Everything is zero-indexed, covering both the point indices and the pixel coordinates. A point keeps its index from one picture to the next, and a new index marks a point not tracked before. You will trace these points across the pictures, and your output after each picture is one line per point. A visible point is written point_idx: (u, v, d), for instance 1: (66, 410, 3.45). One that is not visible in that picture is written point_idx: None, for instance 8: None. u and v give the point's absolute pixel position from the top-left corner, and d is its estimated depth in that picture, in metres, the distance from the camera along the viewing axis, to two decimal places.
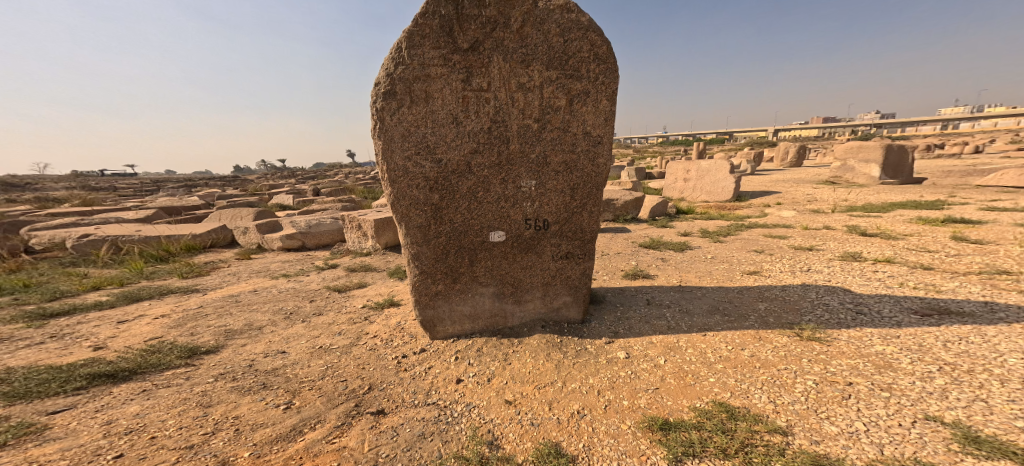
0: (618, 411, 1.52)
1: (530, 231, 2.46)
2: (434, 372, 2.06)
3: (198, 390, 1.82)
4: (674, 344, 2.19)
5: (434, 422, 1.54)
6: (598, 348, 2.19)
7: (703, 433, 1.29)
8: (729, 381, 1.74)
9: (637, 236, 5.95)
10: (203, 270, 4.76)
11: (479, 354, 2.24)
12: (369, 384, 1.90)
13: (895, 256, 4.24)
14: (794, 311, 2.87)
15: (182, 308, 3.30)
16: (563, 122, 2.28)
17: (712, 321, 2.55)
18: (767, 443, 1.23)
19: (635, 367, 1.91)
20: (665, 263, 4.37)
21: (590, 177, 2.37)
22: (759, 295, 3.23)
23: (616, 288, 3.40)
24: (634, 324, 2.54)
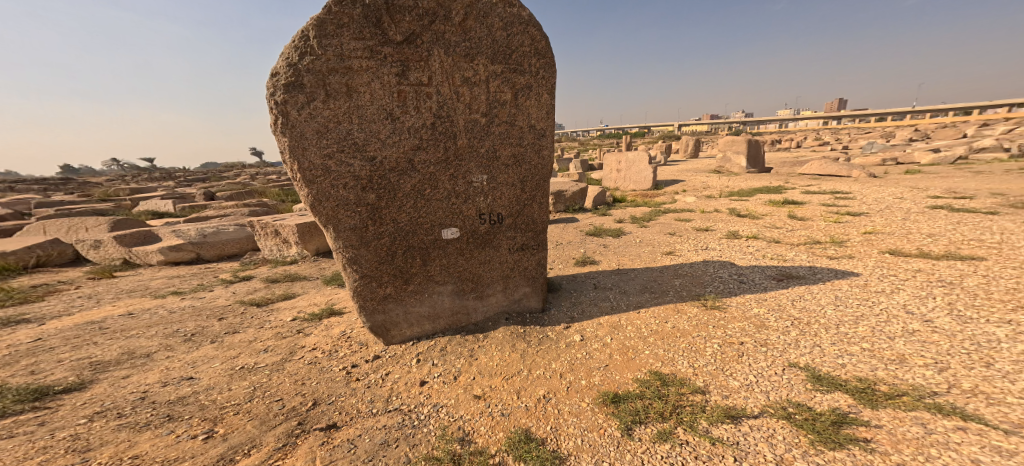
0: (578, 391, 1.66)
1: (485, 225, 2.44)
2: (393, 377, 1.97)
3: (65, 435, 1.43)
4: (617, 322, 2.45)
5: (397, 428, 1.48)
6: (560, 334, 2.32)
7: (647, 401, 1.51)
8: (659, 351, 2.02)
9: (578, 225, 6.37)
10: (35, 296, 3.61)
11: (442, 353, 2.19)
12: (313, 400, 1.72)
13: (757, 233, 5.37)
14: (700, 284, 3.44)
15: (10, 344, 2.48)
16: (509, 115, 2.26)
17: (643, 299, 2.92)
18: (692, 403, 1.50)
19: (589, 349, 2.09)
20: (603, 249, 4.78)
21: (537, 170, 2.42)
22: (675, 272, 3.78)
23: (568, 277, 3.62)
24: (586, 307, 2.76)
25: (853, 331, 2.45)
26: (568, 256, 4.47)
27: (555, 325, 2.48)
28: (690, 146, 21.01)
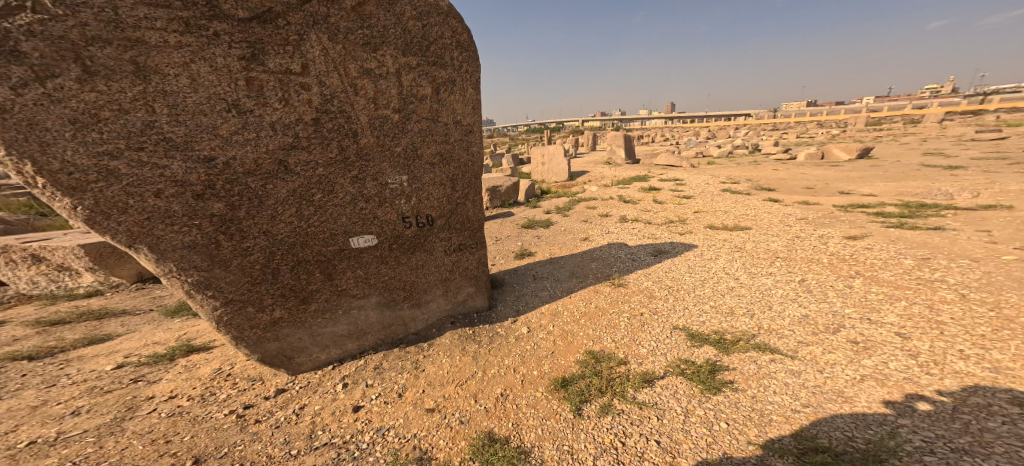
0: (532, 382, 2.02)
1: (412, 229, 2.44)
2: (315, 408, 1.97)
3: None
4: (555, 310, 2.83)
5: (339, 461, 1.59)
6: (509, 331, 2.62)
7: (588, 382, 1.96)
8: (589, 332, 2.46)
9: (509, 219, 6.66)
10: None
11: (380, 370, 2.26)
12: (192, 456, 1.61)
13: (637, 215, 6.45)
14: (608, 265, 3.99)
15: None
16: (432, 112, 2.27)
17: (569, 284, 3.34)
18: (618, 376, 1.99)
19: (536, 340, 2.45)
20: (534, 241, 5.14)
21: (465, 166, 2.54)
22: (590, 256, 4.28)
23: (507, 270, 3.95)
24: (528, 298, 3.10)
25: (704, 292, 3.22)
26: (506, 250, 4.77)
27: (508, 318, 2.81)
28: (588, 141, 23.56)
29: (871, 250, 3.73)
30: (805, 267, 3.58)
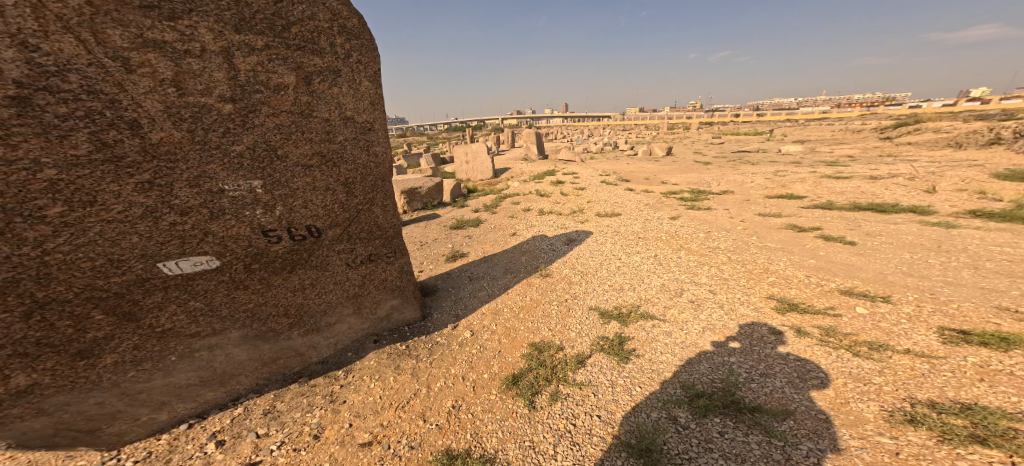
0: (485, 385, 3.57)
1: (300, 243, 3.36)
2: (216, 456, 2.81)
3: None
4: (496, 311, 4.97)
5: None
6: (451, 357, 3.99)
7: (534, 377, 3.64)
8: (530, 325, 4.63)
9: (439, 243, 7.68)
10: None
11: (285, 404, 3.31)
12: None
13: (550, 207, 10.47)
14: (536, 258, 6.83)
15: None
16: (310, 104, 3.10)
17: (503, 282, 5.82)
18: (552, 361, 3.89)
19: (481, 341, 4.33)
20: (468, 265, 6.54)
21: (352, 163, 3.51)
22: (522, 251, 7.14)
23: (443, 294, 5.54)
24: (466, 303, 5.21)
25: (607, 279, 6.01)
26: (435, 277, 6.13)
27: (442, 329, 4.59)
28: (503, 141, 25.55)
29: (700, 254, 6.82)
30: (664, 253, 7.01)
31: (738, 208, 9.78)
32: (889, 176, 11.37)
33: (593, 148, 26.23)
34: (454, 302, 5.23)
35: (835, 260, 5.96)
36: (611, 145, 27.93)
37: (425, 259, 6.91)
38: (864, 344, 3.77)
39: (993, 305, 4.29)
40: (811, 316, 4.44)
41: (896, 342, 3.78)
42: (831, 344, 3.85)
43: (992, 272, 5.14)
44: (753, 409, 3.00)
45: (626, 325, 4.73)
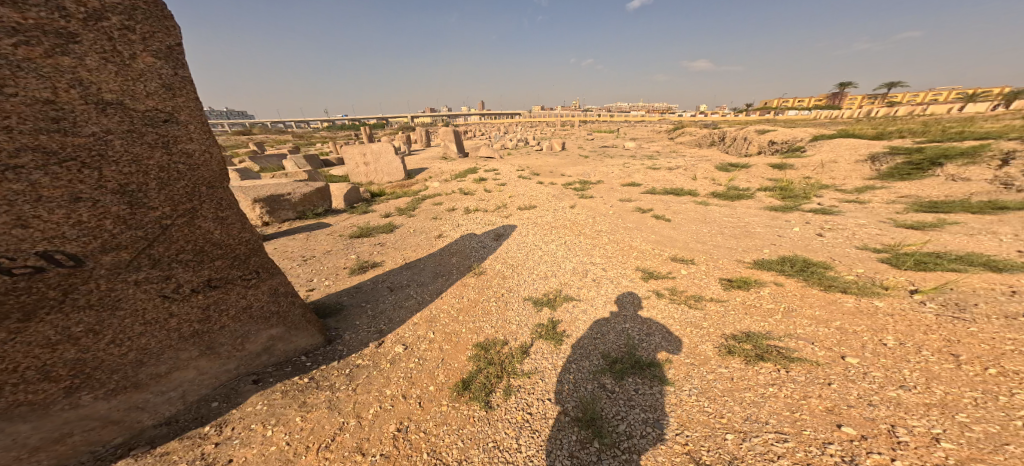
0: (435, 395, 3.62)
1: (60, 275, 2.58)
2: None
3: None
4: (432, 318, 4.90)
5: None
6: (385, 377, 3.82)
7: (484, 377, 3.86)
8: (471, 326, 4.78)
9: (339, 253, 7.00)
10: None
11: None
12: None
13: (476, 205, 10.44)
14: (467, 256, 6.86)
15: None
16: (10, 77, 2.27)
17: (436, 286, 5.72)
18: (498, 356, 4.21)
19: (420, 352, 4.24)
20: (386, 273, 6.14)
21: (137, 164, 2.80)
22: (450, 252, 7.04)
23: (355, 311, 5.05)
24: (391, 316, 4.92)
25: (535, 266, 6.58)
26: (337, 294, 5.50)
27: (360, 350, 4.27)
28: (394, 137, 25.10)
29: (588, 236, 8.03)
30: (574, 241, 7.73)
31: (613, 195, 11.94)
32: (682, 167, 16.01)
33: (510, 143, 27.13)
34: (371, 319, 4.87)
35: (662, 234, 8.19)
36: (522, 140, 29.43)
37: (317, 273, 6.17)
38: (693, 298, 5.41)
39: (734, 258, 6.75)
40: (663, 280, 5.98)
41: (707, 293, 5.55)
42: (675, 300, 5.35)
43: (726, 234, 8.09)
44: (649, 366, 4.02)
45: (556, 308, 5.23)
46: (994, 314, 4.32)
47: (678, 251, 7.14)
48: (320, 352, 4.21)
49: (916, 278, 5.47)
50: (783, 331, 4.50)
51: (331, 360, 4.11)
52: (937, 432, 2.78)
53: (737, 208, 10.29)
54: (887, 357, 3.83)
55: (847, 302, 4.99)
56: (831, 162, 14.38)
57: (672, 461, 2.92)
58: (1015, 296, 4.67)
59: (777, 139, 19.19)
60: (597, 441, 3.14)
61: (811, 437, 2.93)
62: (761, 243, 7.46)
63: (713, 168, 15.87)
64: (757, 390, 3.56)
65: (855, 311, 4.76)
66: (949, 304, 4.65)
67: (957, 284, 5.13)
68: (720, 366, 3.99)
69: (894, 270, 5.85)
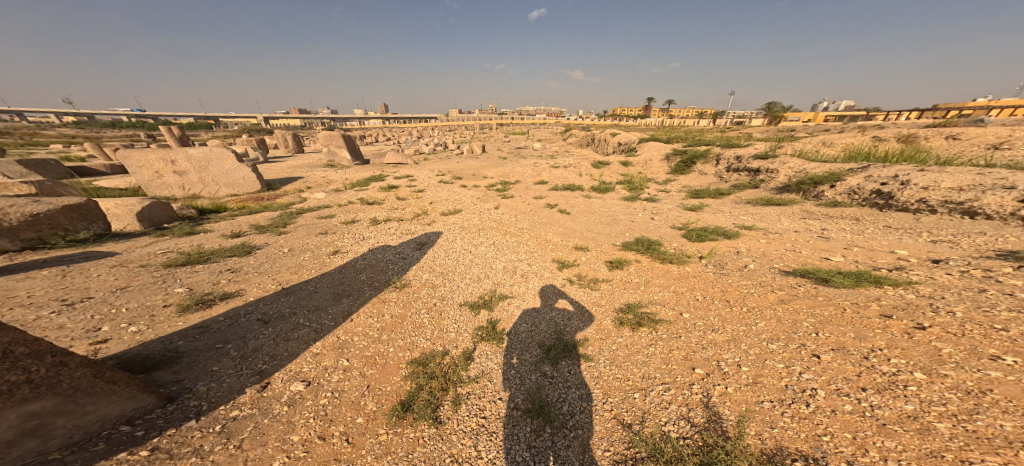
0: (371, 425, 3.32)
1: None
2: None
3: None
4: (341, 345, 4.42)
5: None
6: (287, 422, 3.28)
7: (426, 394, 3.66)
8: (400, 343, 4.50)
9: (149, 288, 5.42)
10: None
11: None
12: None
13: (387, 216, 9.92)
14: (381, 271, 6.44)
15: None
16: None
17: (345, 308, 5.23)
18: (438, 367, 4.06)
19: (342, 382, 3.82)
20: (240, 307, 5.09)
21: None
22: (356, 268, 6.52)
23: (210, 355, 4.01)
24: (281, 353, 4.22)
25: (455, 269, 6.55)
26: (161, 341, 4.21)
27: (231, 400, 3.45)
28: (239, 147, 21.58)
29: (513, 234, 8.30)
30: (501, 240, 7.98)
31: (530, 193, 12.60)
32: (572, 164, 17.76)
33: (426, 148, 26.20)
34: (240, 360, 4.00)
35: (565, 226, 8.93)
36: (441, 145, 28.80)
37: (101, 319, 4.54)
38: (594, 280, 6.03)
39: (602, 240, 7.85)
40: (572, 268, 6.53)
41: (588, 273, 6.32)
42: (582, 284, 5.91)
43: (591, 222, 9.29)
44: (576, 346, 4.38)
45: (492, 309, 5.28)
46: (736, 266, 6.05)
47: (577, 240, 7.90)
48: (158, 414, 3.12)
49: (701, 247, 7.18)
50: (648, 298, 5.37)
51: (184, 419, 3.14)
52: (739, 360, 3.75)
53: (600, 197, 12.08)
54: (701, 308, 4.92)
55: (675, 270, 6.20)
56: (649, 160, 17.90)
57: (605, 426, 3.24)
58: (739, 251, 6.69)
59: (621, 140, 22.65)
60: (547, 427, 3.30)
61: (681, 381, 3.59)
62: (622, 227, 8.80)
63: (586, 164, 17.87)
64: (645, 351, 4.19)
65: (679, 275, 5.98)
66: (719, 264, 6.24)
67: (715, 249, 6.92)
68: (617, 336, 4.54)
69: (687, 242, 7.54)
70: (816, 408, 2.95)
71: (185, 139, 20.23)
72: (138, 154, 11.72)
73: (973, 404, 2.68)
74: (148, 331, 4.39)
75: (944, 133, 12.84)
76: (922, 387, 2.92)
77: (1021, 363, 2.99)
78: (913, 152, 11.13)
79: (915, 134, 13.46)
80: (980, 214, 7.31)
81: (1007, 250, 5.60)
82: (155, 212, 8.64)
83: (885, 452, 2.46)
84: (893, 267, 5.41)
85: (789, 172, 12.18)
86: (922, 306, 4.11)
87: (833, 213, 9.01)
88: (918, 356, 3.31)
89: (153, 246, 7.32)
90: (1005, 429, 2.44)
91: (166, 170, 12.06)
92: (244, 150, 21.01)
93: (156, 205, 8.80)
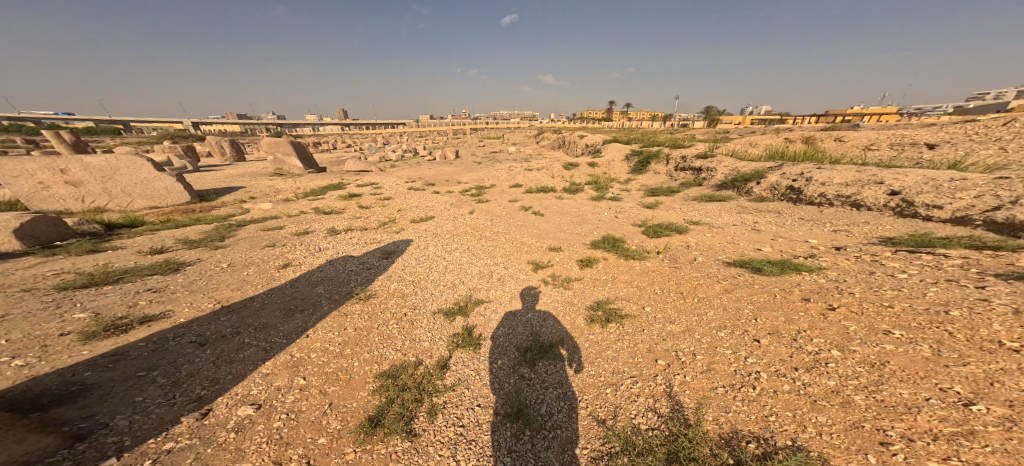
0: (338, 445, 3.11)
1: None
2: None
3: None
4: (295, 365, 4.07)
5: None
6: (235, 449, 2.98)
7: (399, 406, 3.50)
8: (366, 356, 4.27)
9: (41, 316, 4.66)
10: None
11: None
12: None
13: (348, 225, 9.43)
14: (343, 282, 6.09)
15: None
16: None
17: (298, 324, 4.86)
18: (410, 379, 3.89)
19: (302, 403, 3.54)
20: (166, 330, 4.54)
21: None
22: (312, 281, 6.11)
23: (130, 385, 3.52)
24: (224, 377, 3.81)
25: (427, 277, 6.36)
26: (60, 373, 3.62)
27: (164, 431, 3.07)
28: (161, 155, 19.14)
29: (488, 238, 8.28)
30: (475, 245, 7.92)
31: (504, 197, 12.64)
32: (543, 167, 18.19)
33: (393, 155, 25.36)
34: (171, 388, 3.57)
35: (539, 227, 9.06)
36: (409, 150, 28.11)
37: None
38: (566, 279, 6.16)
39: (572, 240, 8.05)
40: (547, 269, 6.62)
41: (559, 273, 6.44)
42: (556, 284, 6.02)
43: (563, 222, 9.53)
44: (551, 347, 4.43)
45: (468, 315, 5.19)
46: (687, 259, 6.49)
47: (551, 241, 8.04)
48: (64, 456, 2.67)
49: (657, 243, 7.59)
50: (614, 294, 5.58)
51: (101, 458, 2.73)
52: (694, 349, 4.01)
53: (566, 198, 12.47)
54: (660, 301, 5.22)
55: (637, 265, 6.52)
56: (610, 161, 18.77)
57: (582, 424, 3.32)
58: (689, 245, 7.19)
59: (588, 142, 23.61)
60: (527, 429, 3.30)
61: (646, 373, 3.77)
62: (591, 226, 9.11)
63: (558, 166, 18.31)
64: (614, 346, 4.34)
65: (643, 270, 6.29)
66: (673, 257, 6.67)
67: (669, 244, 7.36)
68: (589, 333, 4.66)
69: (645, 238, 7.97)
70: (761, 390, 3.24)
71: (82, 144, 17.48)
72: (11, 161, 9.97)
73: (877, 375, 3.10)
74: (42, 364, 3.75)
75: (832, 135, 14.68)
76: (839, 364, 3.33)
77: (906, 336, 3.50)
78: (814, 152, 12.68)
79: (812, 137, 15.23)
80: (864, 206, 8.54)
81: (887, 237, 6.55)
82: (42, 226, 7.42)
83: (819, 427, 2.75)
84: (809, 254, 6.11)
85: (725, 171, 13.25)
86: (831, 289, 4.69)
87: (761, 208, 9.99)
88: (832, 335, 3.76)
89: (40, 267, 6.29)
90: (904, 395, 2.83)
91: (54, 180, 10.41)
92: (167, 158, 18.81)
93: (43, 219, 7.54)
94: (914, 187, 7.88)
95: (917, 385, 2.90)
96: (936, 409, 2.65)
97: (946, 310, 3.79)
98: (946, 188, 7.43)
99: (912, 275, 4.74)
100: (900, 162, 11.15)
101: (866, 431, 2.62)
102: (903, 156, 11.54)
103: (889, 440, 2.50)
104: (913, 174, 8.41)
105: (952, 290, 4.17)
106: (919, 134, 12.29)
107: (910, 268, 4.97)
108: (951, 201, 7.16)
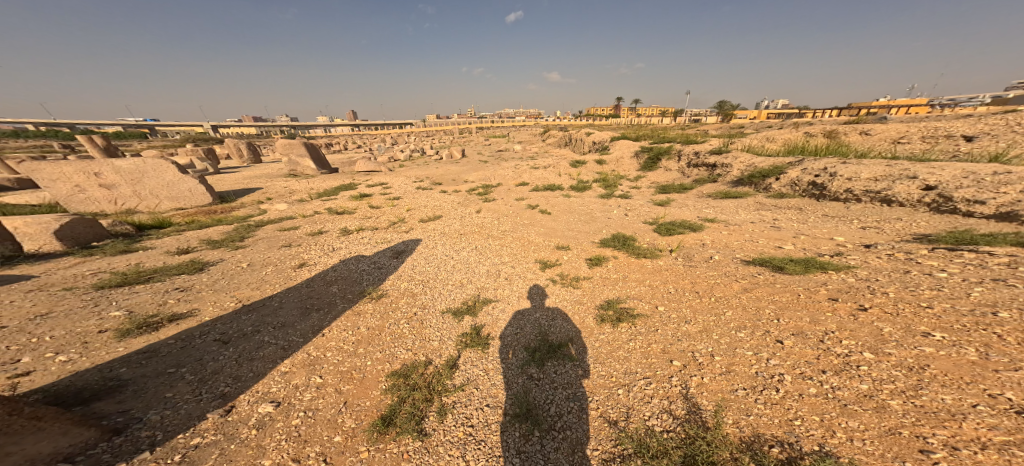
0: (357, 443, 3.17)
1: None
2: None
3: None
4: (313, 364, 4.16)
5: None
6: (258, 445, 3.07)
7: (411, 406, 3.55)
8: (381, 355, 4.34)
9: (80, 313, 4.91)
10: None
11: None
12: None
13: (359, 225, 9.55)
14: (356, 282, 6.19)
15: None
16: None
17: (314, 323, 4.96)
18: (428, 379, 3.93)
19: (323, 401, 3.61)
20: (193, 328, 4.71)
21: None
22: (325, 281, 6.23)
23: (161, 381, 3.67)
24: (246, 374, 3.92)
25: (438, 277, 6.39)
26: (98, 369, 3.80)
27: (191, 427, 3.18)
28: (181, 158, 19.73)
29: (497, 238, 8.26)
30: (485, 244, 7.92)
31: (513, 196, 12.63)
32: (551, 164, 18.10)
33: (402, 156, 25.61)
34: (198, 384, 3.70)
35: (548, 226, 9.03)
36: (417, 150, 28.37)
37: (19, 351, 4.04)
38: (576, 278, 6.12)
39: (584, 239, 7.98)
40: (556, 268, 6.58)
41: (571, 272, 6.38)
42: (565, 283, 5.98)
43: (574, 220, 9.47)
44: (559, 347, 4.40)
45: (477, 315, 5.21)
46: (702, 258, 6.36)
47: (561, 240, 7.98)
48: (103, 449, 2.79)
49: (670, 241, 7.47)
50: (626, 293, 5.51)
51: (135, 451, 2.85)
52: (712, 350, 3.93)
53: (577, 196, 12.40)
54: (674, 300, 5.13)
55: (650, 264, 6.41)
56: (619, 157, 18.59)
57: (594, 425, 3.29)
58: (702, 243, 7.05)
59: (597, 139, 23.30)
60: (537, 430, 3.30)
61: (661, 374, 3.72)
62: (601, 224, 9.03)
63: (566, 163, 18.16)
64: (626, 347, 4.29)
65: (655, 269, 6.21)
66: (687, 256, 6.54)
67: (682, 243, 7.23)
68: (600, 333, 4.62)
69: (657, 236, 7.85)
70: (785, 394, 3.16)
71: (112, 148, 18.28)
72: (49, 166, 10.44)
73: (916, 380, 2.97)
74: (83, 360, 3.94)
75: (857, 128, 14.17)
76: (872, 367, 3.21)
77: (947, 338, 3.36)
78: (836, 146, 12.23)
79: (834, 130, 14.70)
80: (894, 202, 8.22)
81: (921, 234, 6.28)
82: (79, 228, 7.75)
83: (851, 432, 2.66)
84: (834, 252, 5.91)
85: (740, 166, 12.93)
86: (861, 288, 4.53)
87: (778, 204, 9.73)
88: (864, 337, 3.63)
89: (77, 266, 6.60)
90: (946, 401, 2.71)
91: (89, 183, 10.88)
92: (189, 161, 19.51)
93: (79, 220, 7.88)
94: (952, 182, 7.54)
95: (962, 391, 2.77)
96: (984, 417, 2.52)
97: (994, 312, 3.61)
98: (989, 183, 7.08)
99: (953, 274, 4.53)
100: (933, 156, 10.66)
101: (903, 438, 2.52)
102: (935, 150, 11.03)
103: (929, 448, 2.40)
104: (948, 167, 8.04)
105: (1000, 291, 3.97)
106: (953, 126, 11.71)
107: (950, 267, 4.74)
108: (994, 195, 6.82)
